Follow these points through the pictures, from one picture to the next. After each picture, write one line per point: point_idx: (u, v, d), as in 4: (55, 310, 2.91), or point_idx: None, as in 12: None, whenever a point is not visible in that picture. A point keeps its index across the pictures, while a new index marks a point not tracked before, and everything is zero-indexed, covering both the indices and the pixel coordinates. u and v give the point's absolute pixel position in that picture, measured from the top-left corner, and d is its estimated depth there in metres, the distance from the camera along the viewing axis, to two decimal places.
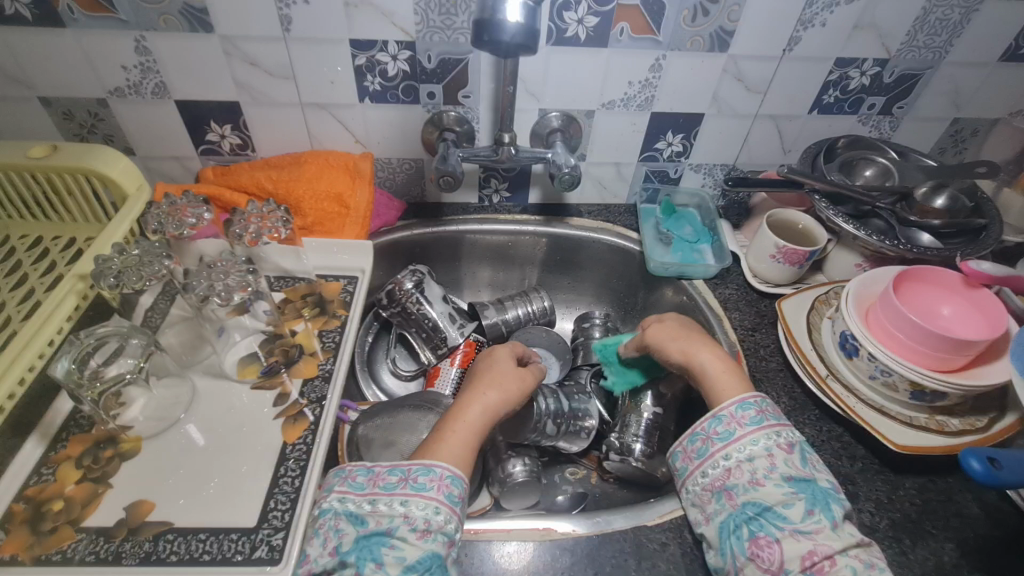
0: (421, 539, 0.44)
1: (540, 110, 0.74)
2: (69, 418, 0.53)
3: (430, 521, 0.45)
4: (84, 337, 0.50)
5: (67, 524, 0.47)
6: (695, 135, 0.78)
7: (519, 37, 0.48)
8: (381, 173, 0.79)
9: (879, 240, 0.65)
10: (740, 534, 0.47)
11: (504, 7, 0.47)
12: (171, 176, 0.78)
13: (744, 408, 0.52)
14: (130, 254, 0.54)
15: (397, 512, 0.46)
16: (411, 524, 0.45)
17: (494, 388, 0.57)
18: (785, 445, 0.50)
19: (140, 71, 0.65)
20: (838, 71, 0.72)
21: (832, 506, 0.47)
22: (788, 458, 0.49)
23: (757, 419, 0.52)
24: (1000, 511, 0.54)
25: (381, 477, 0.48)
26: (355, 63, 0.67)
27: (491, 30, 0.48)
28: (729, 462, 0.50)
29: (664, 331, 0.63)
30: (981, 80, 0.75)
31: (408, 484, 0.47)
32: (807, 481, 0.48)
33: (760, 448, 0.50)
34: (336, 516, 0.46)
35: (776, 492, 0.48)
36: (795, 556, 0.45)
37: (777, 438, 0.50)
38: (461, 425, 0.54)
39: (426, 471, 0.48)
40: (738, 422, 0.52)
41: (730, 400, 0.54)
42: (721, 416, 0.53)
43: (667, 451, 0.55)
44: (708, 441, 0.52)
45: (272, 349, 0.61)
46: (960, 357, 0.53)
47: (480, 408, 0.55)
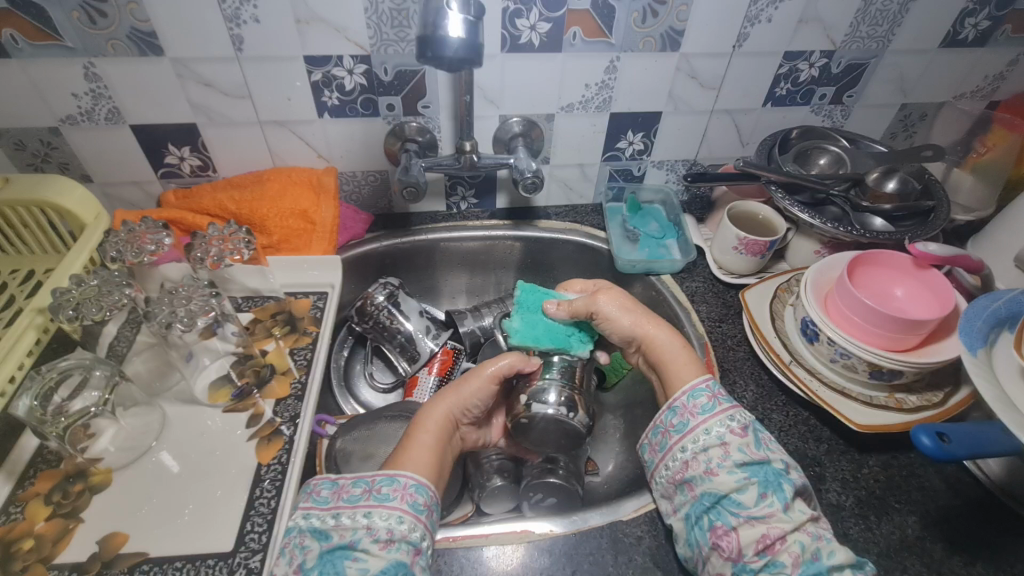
0: (384, 550, 0.44)
1: (500, 116, 0.74)
2: (36, 454, 0.52)
3: (394, 530, 0.45)
4: (46, 371, 0.50)
5: (38, 562, 0.46)
6: (655, 133, 0.80)
7: (462, 52, 0.48)
8: (346, 187, 0.79)
9: (833, 227, 0.68)
10: (701, 524, 0.48)
11: (446, 24, 0.48)
12: (132, 202, 0.77)
13: (696, 397, 0.54)
14: (88, 285, 0.54)
15: (361, 524, 0.46)
16: (374, 535, 0.45)
17: (450, 395, 0.59)
18: (736, 430, 0.51)
19: (91, 97, 0.65)
20: (788, 64, 0.74)
21: (784, 487, 0.48)
22: (741, 445, 0.50)
23: (709, 406, 0.53)
24: (960, 482, 0.56)
25: (345, 489, 0.49)
26: (311, 79, 0.67)
27: (434, 46, 0.48)
28: (687, 453, 0.52)
29: (620, 297, 0.62)
30: (923, 66, 0.78)
31: (371, 495, 0.48)
32: (759, 465, 0.49)
33: (713, 436, 0.52)
34: (301, 533, 0.46)
35: (730, 480, 0.49)
36: (750, 541, 0.46)
37: (730, 423, 0.52)
38: (429, 436, 0.55)
39: (389, 482, 0.49)
40: (691, 411, 0.54)
41: (681, 390, 0.56)
42: (675, 407, 0.55)
43: (637, 444, 0.58)
44: (667, 434, 0.55)
45: (243, 370, 0.61)
46: (914, 336, 0.55)
47: (435, 419, 0.57)
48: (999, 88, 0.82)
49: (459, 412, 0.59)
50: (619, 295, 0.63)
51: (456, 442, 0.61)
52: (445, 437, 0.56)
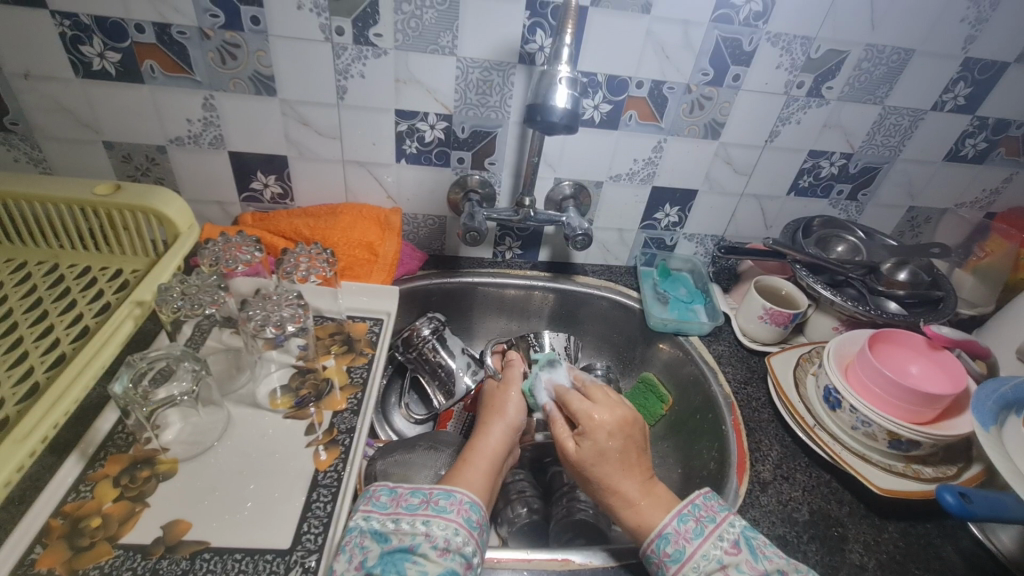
0: (441, 557, 0.47)
1: (555, 179, 0.83)
2: (108, 437, 0.55)
3: (450, 540, 0.48)
4: (140, 360, 0.54)
5: (105, 540, 0.48)
6: (689, 208, 0.89)
7: (565, 119, 0.58)
8: (406, 227, 0.86)
9: (853, 306, 0.74)
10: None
11: (554, 96, 0.58)
12: (210, 220, 0.83)
13: (685, 521, 0.53)
14: (189, 283, 0.59)
15: (419, 530, 0.49)
16: (433, 541, 0.48)
17: (497, 418, 0.64)
18: (729, 549, 0.50)
19: (202, 124, 0.73)
20: (812, 161, 0.84)
21: None
22: (739, 565, 0.49)
23: (699, 530, 0.52)
24: (976, 556, 0.58)
25: (404, 498, 0.51)
26: (397, 130, 0.75)
27: (543, 112, 0.58)
28: None
29: (608, 428, 0.58)
30: (929, 175, 0.88)
31: (428, 506, 0.51)
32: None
33: (712, 559, 0.50)
34: (362, 534, 0.49)
35: None
36: None
37: (722, 543, 0.50)
38: (484, 460, 0.59)
39: (446, 496, 0.52)
40: (684, 537, 0.51)
41: (669, 515, 0.54)
42: (668, 534, 0.52)
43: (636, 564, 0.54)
44: (663, 564, 0.51)
45: (304, 381, 0.64)
46: (930, 410, 0.60)
47: (487, 447, 0.60)
48: (995, 201, 0.92)
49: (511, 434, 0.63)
50: (616, 436, 0.58)
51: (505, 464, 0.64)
52: (498, 459, 0.60)
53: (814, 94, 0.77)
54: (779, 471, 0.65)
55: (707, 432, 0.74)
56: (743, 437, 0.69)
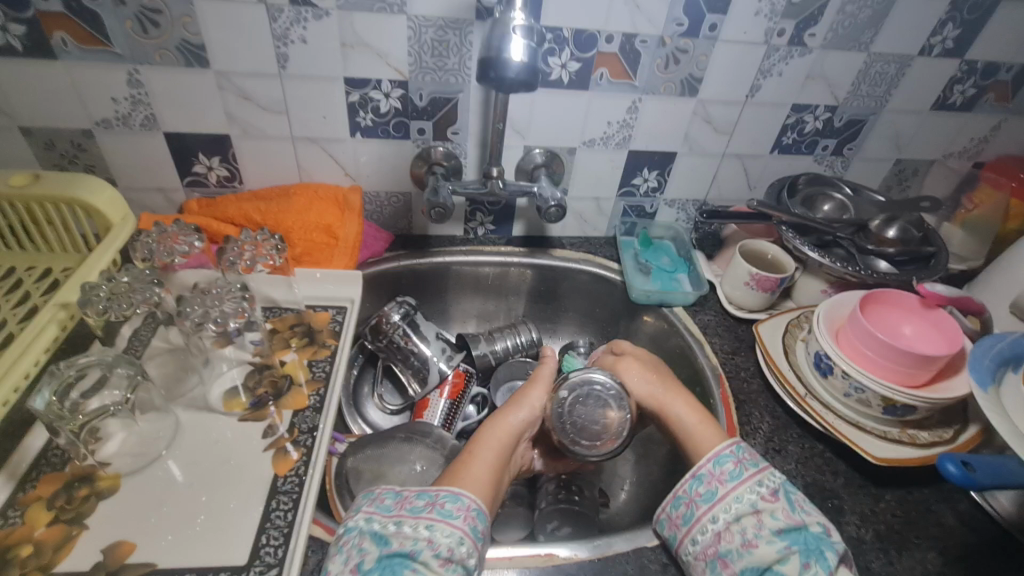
0: (443, 567, 0.43)
1: (524, 147, 0.77)
2: (41, 455, 0.50)
3: (455, 550, 0.44)
4: (65, 367, 0.48)
5: (37, 570, 0.43)
6: (669, 172, 0.84)
7: (522, 74, 0.53)
8: (369, 206, 0.81)
9: (842, 267, 0.71)
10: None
11: (509, 48, 0.52)
12: (153, 208, 0.76)
13: (722, 463, 0.52)
14: (119, 281, 0.54)
15: (421, 535, 0.45)
16: (435, 550, 0.44)
17: (515, 401, 0.63)
18: (767, 496, 0.49)
19: (130, 103, 0.66)
20: (795, 115, 0.79)
21: (826, 554, 0.45)
22: (774, 511, 0.48)
23: (736, 473, 0.51)
24: (974, 519, 0.56)
25: (409, 500, 0.48)
26: (349, 100, 0.69)
27: (496, 67, 0.52)
28: (719, 524, 0.49)
29: (641, 366, 0.64)
30: (917, 125, 0.84)
31: (434, 509, 0.47)
32: (797, 530, 0.47)
33: (746, 503, 0.49)
34: (361, 535, 0.45)
35: (771, 551, 0.46)
36: None
37: (760, 489, 0.49)
38: (490, 452, 0.56)
39: (453, 499, 0.48)
40: (719, 479, 0.51)
41: (708, 456, 0.54)
42: (702, 476, 0.52)
43: (652, 519, 0.53)
44: (692, 505, 0.51)
45: (260, 380, 0.59)
46: (925, 372, 0.57)
47: (494, 436, 0.57)
48: (983, 150, 0.89)
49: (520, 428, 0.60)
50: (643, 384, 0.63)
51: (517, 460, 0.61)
52: (505, 449, 0.57)
53: (796, 43, 0.71)
54: (771, 444, 0.62)
55: None
56: (732, 411, 0.65)
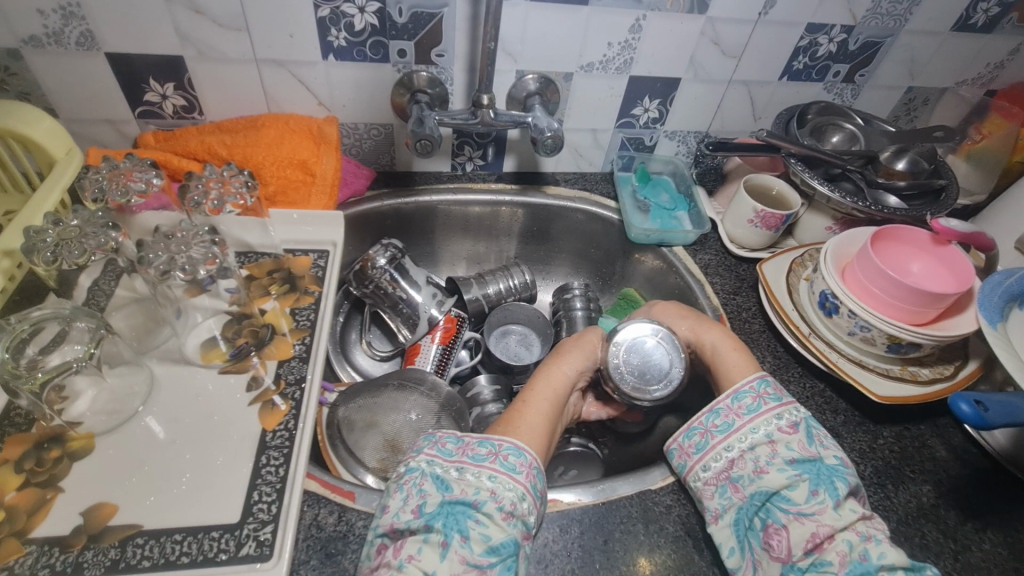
0: (505, 521, 0.42)
1: (517, 72, 0.70)
2: (2, 416, 0.46)
3: (517, 504, 0.43)
4: (17, 323, 0.44)
5: (12, 536, 0.40)
6: (671, 101, 0.78)
7: None
8: (346, 140, 0.74)
9: (852, 202, 0.67)
10: (753, 527, 0.45)
11: None
12: (103, 143, 0.68)
13: (740, 398, 0.51)
14: (68, 225, 0.48)
15: (484, 486, 0.43)
16: (498, 502, 0.43)
17: (574, 348, 0.60)
18: (784, 428, 0.48)
19: (60, 17, 0.56)
20: (809, 37, 0.73)
21: (836, 484, 0.44)
22: (789, 443, 0.47)
23: (754, 406, 0.50)
24: (967, 453, 0.57)
25: (471, 447, 0.46)
26: (318, 15, 0.60)
27: None
28: (733, 453, 0.48)
29: (676, 307, 0.64)
30: (934, 48, 0.78)
31: (497, 460, 0.45)
32: (810, 461, 0.46)
33: (761, 434, 0.48)
34: (423, 476, 0.44)
35: (779, 477, 0.46)
36: (800, 540, 0.43)
37: (779, 421, 0.48)
38: (545, 402, 0.55)
39: (517, 453, 0.46)
40: (736, 413, 0.50)
41: (724, 393, 0.52)
42: (718, 409, 0.51)
43: (663, 448, 0.52)
44: (707, 435, 0.50)
45: (239, 330, 0.55)
46: (932, 310, 0.56)
47: (547, 387, 0.56)
48: (998, 76, 0.84)
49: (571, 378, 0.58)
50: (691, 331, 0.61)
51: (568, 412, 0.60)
52: (559, 399, 0.56)
53: None
54: None
55: None
56: None
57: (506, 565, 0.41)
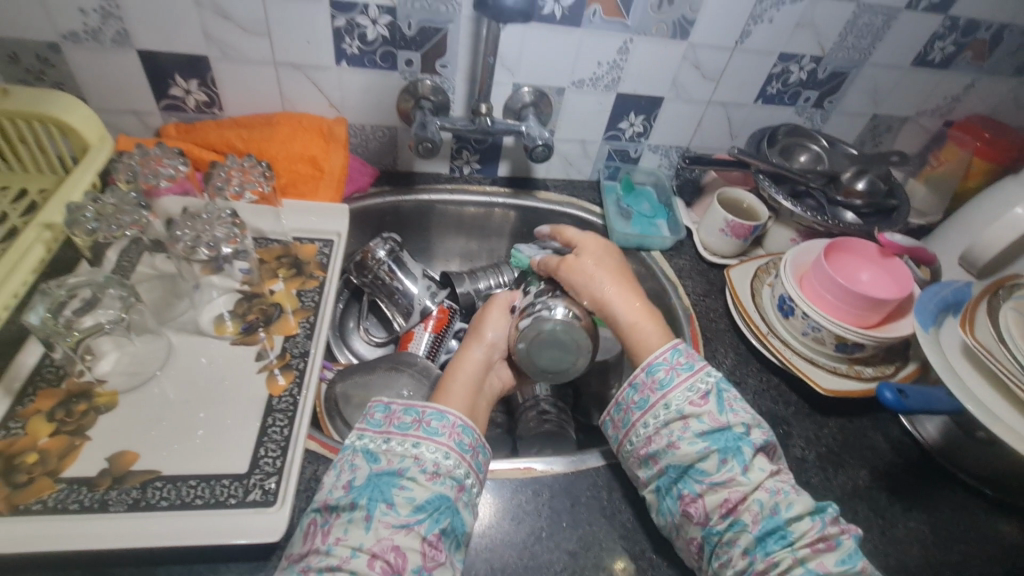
0: (429, 481, 0.46)
1: (513, 84, 0.77)
2: (35, 372, 0.51)
3: (440, 464, 0.47)
4: (55, 287, 0.49)
5: (44, 475, 0.45)
6: (654, 117, 0.84)
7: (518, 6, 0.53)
8: (353, 139, 0.79)
9: (813, 216, 0.74)
10: (672, 494, 0.49)
11: None
12: (127, 132, 0.74)
13: (653, 372, 0.54)
14: (104, 203, 0.53)
15: (409, 452, 0.48)
16: (421, 465, 0.47)
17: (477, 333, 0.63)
18: (694, 400, 0.51)
19: (100, 16, 0.62)
20: (781, 65, 0.80)
21: (743, 449, 0.49)
22: (700, 416, 0.50)
23: (667, 380, 0.53)
24: (903, 444, 0.64)
25: (397, 416, 0.50)
26: (334, 25, 0.66)
27: None
28: (650, 429, 0.52)
29: (580, 267, 0.61)
30: (896, 80, 0.86)
31: (421, 426, 0.49)
32: (719, 431, 0.49)
33: (674, 410, 0.51)
34: (354, 452, 0.48)
35: (690, 450, 0.49)
36: (715, 505, 0.47)
37: (690, 393, 0.52)
38: (459, 384, 0.57)
39: (439, 418, 0.50)
40: (651, 387, 0.53)
41: (640, 366, 0.55)
42: (636, 384, 0.54)
43: (598, 421, 0.57)
44: (628, 411, 0.54)
45: (250, 307, 0.61)
46: (875, 314, 0.63)
47: (461, 370, 0.59)
48: (955, 109, 0.92)
49: (484, 358, 0.61)
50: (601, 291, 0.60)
51: (495, 383, 0.63)
52: (475, 378, 0.59)
53: None
54: (731, 376, 0.68)
55: None
56: (699, 346, 0.71)
57: (434, 519, 0.44)
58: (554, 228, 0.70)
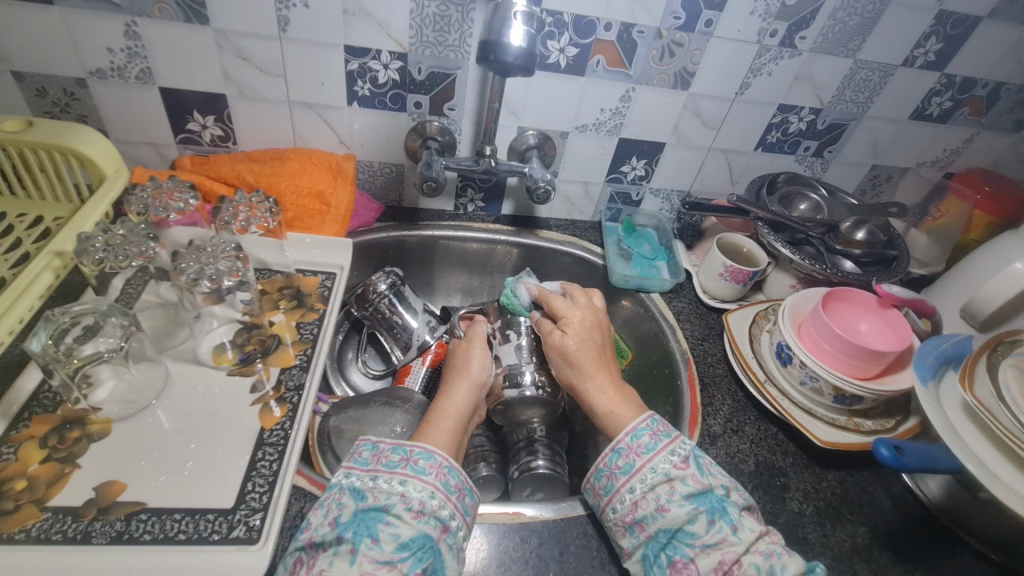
0: (414, 519, 0.46)
1: (519, 127, 0.79)
2: (32, 397, 0.52)
3: (425, 503, 0.47)
4: (61, 315, 0.50)
5: (30, 503, 0.45)
6: (656, 162, 0.86)
7: (520, 59, 0.56)
8: (361, 175, 0.82)
9: (811, 264, 0.75)
10: (660, 563, 0.47)
11: (509, 33, 0.55)
12: (144, 162, 0.76)
13: (639, 436, 0.54)
14: (114, 233, 0.55)
15: (395, 490, 0.47)
16: (408, 503, 0.46)
17: (464, 375, 0.64)
18: (678, 464, 0.51)
19: (126, 55, 0.65)
20: (780, 115, 0.82)
21: (729, 510, 0.49)
22: (685, 478, 0.50)
23: (652, 444, 0.53)
24: (904, 501, 0.62)
25: (385, 454, 0.50)
26: (347, 68, 0.69)
27: (497, 51, 0.55)
28: (636, 494, 0.51)
29: (562, 343, 0.64)
30: (894, 133, 0.87)
31: (408, 465, 0.49)
32: (704, 494, 0.49)
33: (660, 472, 0.51)
34: (341, 491, 0.48)
35: (680, 513, 0.48)
36: (708, 569, 0.46)
37: (673, 457, 0.52)
38: (448, 421, 0.58)
39: (427, 456, 0.50)
40: (636, 451, 0.53)
41: (624, 430, 0.55)
42: (620, 448, 0.54)
43: (580, 488, 0.55)
44: (612, 476, 0.53)
45: (249, 338, 0.61)
46: (873, 366, 0.62)
47: (451, 409, 0.59)
48: (955, 161, 0.93)
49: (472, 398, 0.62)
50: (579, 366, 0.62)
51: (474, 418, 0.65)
52: (462, 416, 0.59)
53: (787, 44, 0.74)
54: (728, 424, 0.67)
55: (663, 387, 0.76)
56: (696, 393, 0.70)
57: (417, 558, 0.44)
58: (541, 290, 0.73)
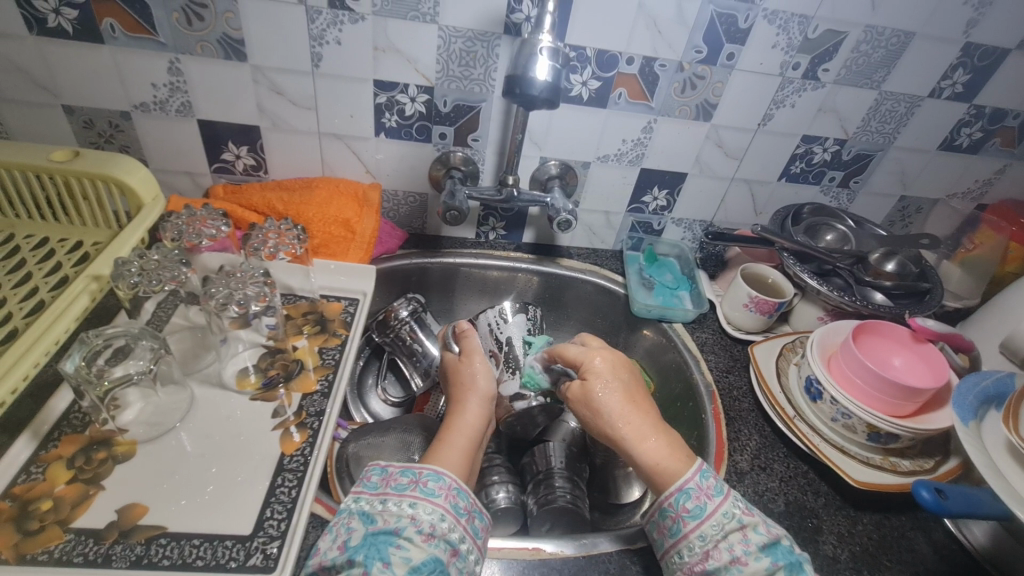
0: (425, 543, 0.45)
1: (541, 157, 0.80)
2: (63, 417, 0.53)
3: (436, 526, 0.46)
4: (94, 337, 0.52)
5: (55, 524, 0.46)
6: (678, 192, 0.86)
7: (545, 93, 0.57)
8: (386, 204, 0.84)
9: (839, 295, 0.73)
10: None
11: (535, 68, 0.56)
12: (179, 190, 0.80)
13: (707, 477, 0.51)
14: (149, 259, 0.58)
15: (405, 512, 0.46)
16: (418, 526, 0.45)
17: (470, 393, 0.62)
18: (747, 510, 0.49)
19: (168, 89, 0.69)
20: (804, 146, 0.82)
21: (804, 565, 0.46)
22: (757, 526, 0.48)
23: (720, 487, 0.51)
24: (948, 549, 0.58)
25: (394, 477, 0.49)
26: (376, 101, 0.72)
27: (523, 85, 0.57)
28: (707, 541, 0.48)
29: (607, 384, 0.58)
30: (923, 164, 0.86)
31: (417, 487, 0.48)
32: (777, 545, 0.47)
33: (733, 518, 0.49)
34: (350, 515, 0.47)
35: (758, 566, 0.46)
36: None
37: (741, 503, 0.50)
38: (461, 438, 0.57)
39: (436, 478, 0.49)
40: (707, 494, 0.50)
41: (692, 470, 0.52)
42: (689, 489, 0.50)
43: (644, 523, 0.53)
44: (679, 520, 0.50)
45: (273, 362, 0.62)
46: (909, 404, 0.60)
47: (465, 427, 0.58)
48: (987, 193, 0.91)
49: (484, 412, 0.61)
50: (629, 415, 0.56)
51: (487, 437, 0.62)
52: (476, 434, 0.58)
53: (810, 77, 0.74)
54: (756, 461, 0.64)
55: (687, 420, 0.74)
56: (722, 426, 0.68)
57: None
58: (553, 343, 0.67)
